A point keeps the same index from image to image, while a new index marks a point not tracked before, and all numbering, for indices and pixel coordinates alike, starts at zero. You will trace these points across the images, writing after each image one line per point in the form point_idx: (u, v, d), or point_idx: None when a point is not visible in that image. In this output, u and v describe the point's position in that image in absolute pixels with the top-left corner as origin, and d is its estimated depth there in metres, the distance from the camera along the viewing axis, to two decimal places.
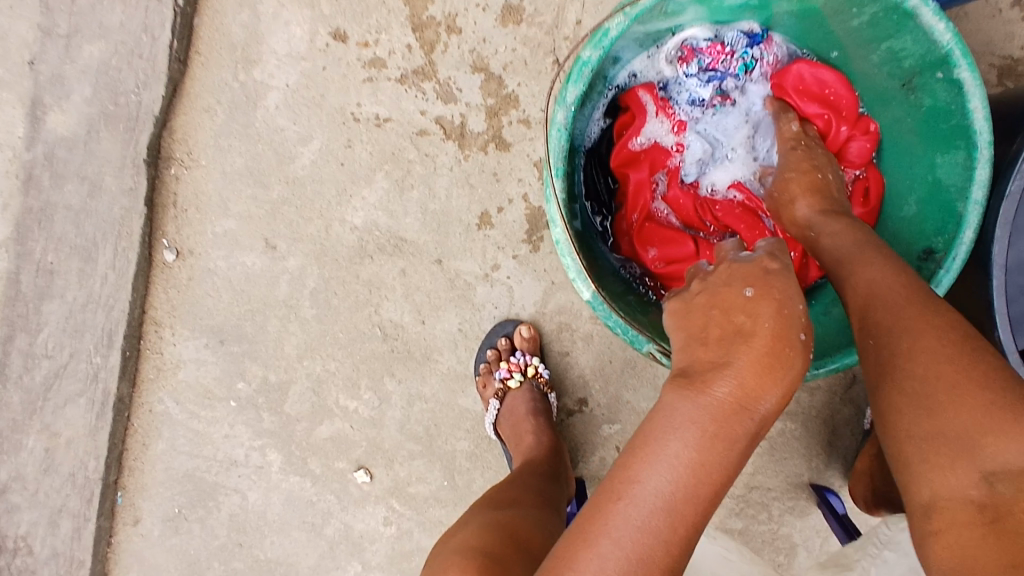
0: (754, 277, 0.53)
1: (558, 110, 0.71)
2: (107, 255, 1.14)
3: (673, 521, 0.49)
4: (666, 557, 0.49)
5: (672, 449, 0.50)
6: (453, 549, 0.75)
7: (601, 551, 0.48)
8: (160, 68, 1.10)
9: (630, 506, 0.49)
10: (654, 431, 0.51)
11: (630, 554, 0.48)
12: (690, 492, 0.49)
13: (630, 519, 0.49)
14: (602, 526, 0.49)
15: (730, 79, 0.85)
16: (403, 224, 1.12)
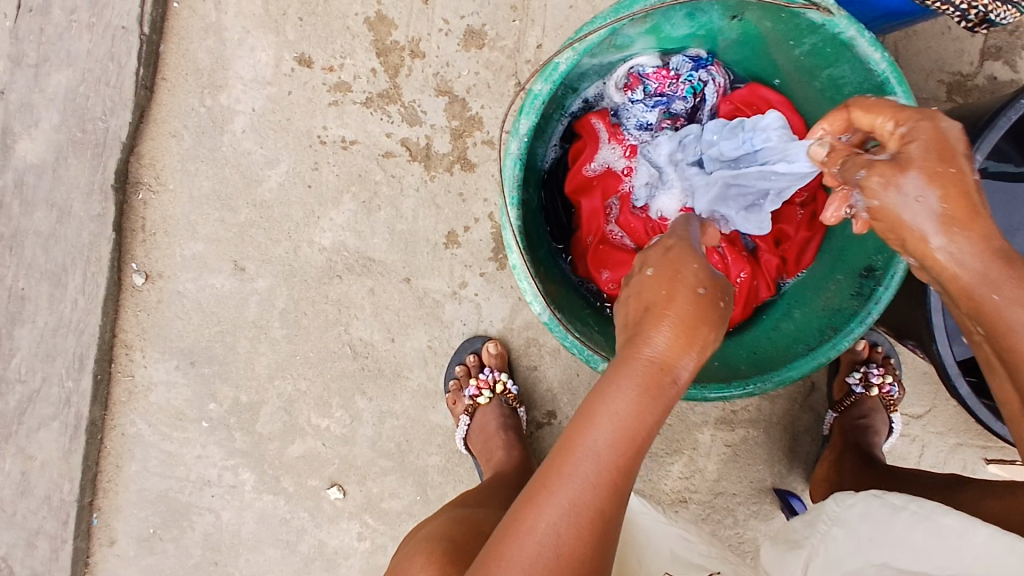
0: (668, 258, 0.58)
1: (512, 141, 0.73)
2: (76, 279, 1.14)
3: (605, 472, 0.51)
4: (601, 506, 0.51)
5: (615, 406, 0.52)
6: (424, 537, 0.79)
7: (541, 501, 0.52)
8: (126, 94, 1.11)
9: (574, 462, 0.52)
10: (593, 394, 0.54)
11: (564, 502, 0.51)
12: (627, 448, 0.52)
13: (567, 472, 0.52)
14: (551, 481, 0.52)
15: (678, 101, 0.87)
16: (371, 245, 1.13)
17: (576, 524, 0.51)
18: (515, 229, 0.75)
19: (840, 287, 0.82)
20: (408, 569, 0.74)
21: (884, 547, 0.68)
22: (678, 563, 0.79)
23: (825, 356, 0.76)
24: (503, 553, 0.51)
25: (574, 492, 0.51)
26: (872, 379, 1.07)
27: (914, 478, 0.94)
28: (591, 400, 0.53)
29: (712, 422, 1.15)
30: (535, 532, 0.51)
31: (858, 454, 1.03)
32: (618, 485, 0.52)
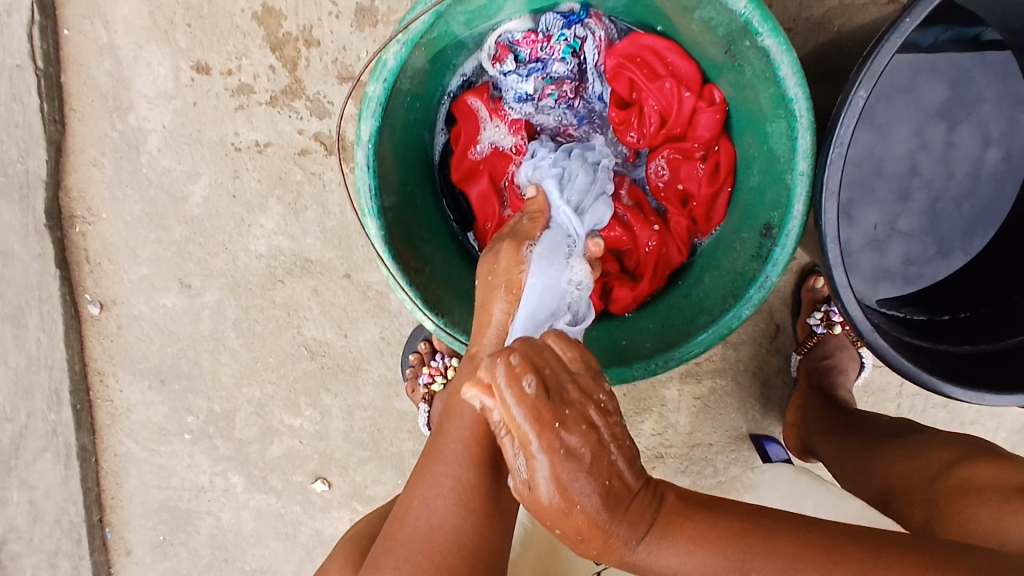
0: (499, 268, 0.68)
1: (357, 151, 0.68)
2: (34, 319, 1.17)
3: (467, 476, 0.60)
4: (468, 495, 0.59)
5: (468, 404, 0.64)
6: (354, 536, 0.84)
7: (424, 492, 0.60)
8: (38, 133, 1.10)
9: (441, 447, 0.62)
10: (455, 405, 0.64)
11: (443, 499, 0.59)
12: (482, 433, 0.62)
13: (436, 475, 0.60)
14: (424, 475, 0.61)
15: (557, 64, 0.80)
16: (306, 246, 1.11)
17: (447, 492, 0.59)
18: (379, 243, 0.70)
19: (744, 246, 0.75)
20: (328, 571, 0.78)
21: None
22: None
23: (724, 326, 0.72)
24: (394, 534, 0.59)
25: (443, 473, 0.60)
26: (834, 319, 1.02)
27: (869, 427, 0.89)
28: (452, 408, 0.65)
29: (678, 377, 1.12)
30: (418, 509, 0.59)
31: (822, 397, 0.99)
32: (481, 461, 0.60)
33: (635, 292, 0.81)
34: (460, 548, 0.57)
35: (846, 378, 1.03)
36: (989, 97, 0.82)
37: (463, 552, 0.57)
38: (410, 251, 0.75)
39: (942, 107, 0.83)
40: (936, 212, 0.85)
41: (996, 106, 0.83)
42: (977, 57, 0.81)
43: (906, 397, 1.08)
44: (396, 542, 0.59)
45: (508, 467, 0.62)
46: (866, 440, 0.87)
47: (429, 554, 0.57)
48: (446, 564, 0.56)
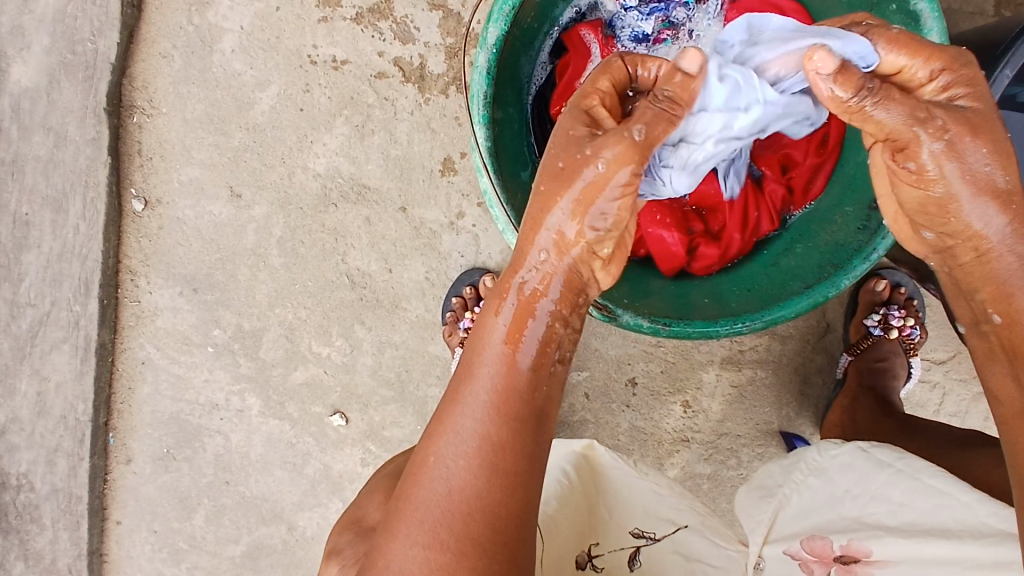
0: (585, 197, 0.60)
1: (480, 52, 0.69)
2: (77, 205, 1.15)
3: (485, 451, 0.57)
4: (489, 456, 0.57)
5: (492, 344, 0.62)
6: (389, 471, 0.77)
7: (440, 456, 0.58)
8: (113, 14, 1.09)
9: (466, 393, 0.60)
10: (475, 355, 0.62)
11: (461, 464, 0.57)
12: (507, 381, 0.60)
13: (453, 437, 0.58)
14: (439, 431, 0.59)
15: (679, 9, 0.80)
16: (366, 171, 1.10)
17: (471, 450, 0.57)
18: (484, 152, 0.70)
19: (847, 219, 0.76)
20: (364, 508, 0.72)
21: (859, 501, 0.78)
22: (651, 518, 0.82)
23: (822, 295, 0.71)
24: (410, 490, 0.59)
25: (463, 424, 0.59)
26: (892, 321, 1.04)
27: (939, 434, 0.87)
28: (477, 346, 0.62)
29: (718, 362, 1.10)
30: (433, 470, 0.58)
31: (875, 399, 0.99)
32: (507, 417, 0.59)
33: (721, 253, 0.81)
34: (485, 515, 0.56)
35: (897, 383, 1.03)
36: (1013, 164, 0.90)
37: (494, 521, 0.56)
38: (505, 169, 0.75)
39: None
40: None
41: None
42: None
43: (943, 414, 1.08)
44: (409, 502, 0.58)
45: (535, 404, 0.61)
46: (929, 450, 0.84)
47: (448, 525, 0.56)
48: (464, 532, 0.55)
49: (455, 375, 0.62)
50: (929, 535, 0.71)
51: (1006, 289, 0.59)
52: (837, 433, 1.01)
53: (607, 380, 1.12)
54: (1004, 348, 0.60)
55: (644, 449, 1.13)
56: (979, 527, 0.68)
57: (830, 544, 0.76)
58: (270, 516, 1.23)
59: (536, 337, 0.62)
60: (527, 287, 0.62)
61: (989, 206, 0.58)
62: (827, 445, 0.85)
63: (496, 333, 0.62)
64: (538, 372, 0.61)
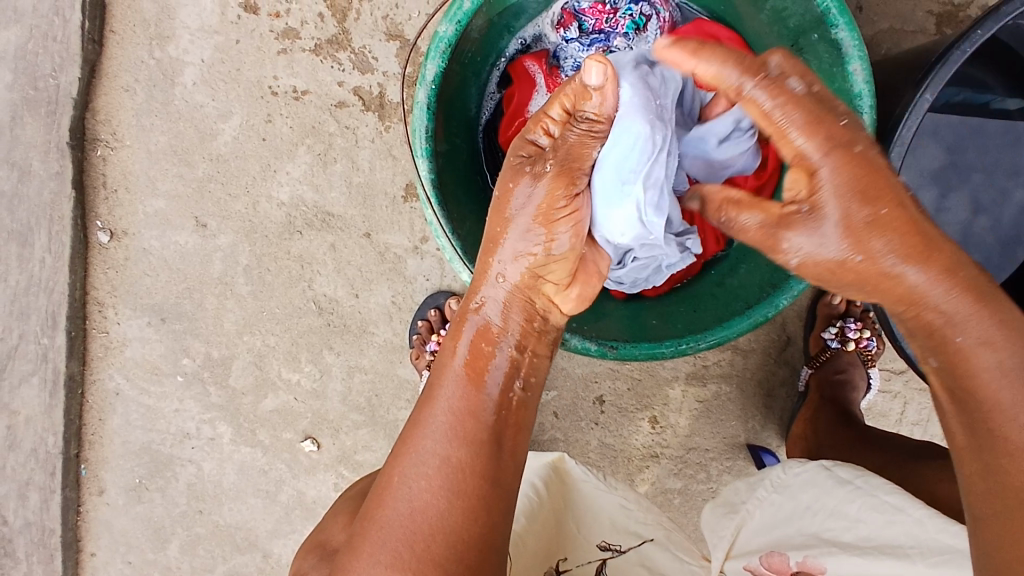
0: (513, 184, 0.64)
1: (420, 89, 0.70)
2: (43, 239, 1.15)
3: (449, 471, 0.59)
4: (452, 473, 0.59)
5: (453, 368, 0.64)
6: (355, 495, 0.77)
7: (402, 480, 0.59)
8: (73, 49, 1.10)
9: (429, 415, 0.62)
10: (439, 376, 0.65)
11: (421, 487, 0.58)
12: (469, 404, 0.62)
13: (414, 460, 0.60)
14: (401, 458, 0.61)
15: (619, 38, 0.81)
16: (329, 199, 1.11)
17: (431, 472, 0.59)
18: (428, 185, 0.72)
19: None
20: (325, 533, 0.71)
21: (818, 517, 0.76)
22: (618, 532, 0.82)
23: (761, 315, 0.74)
24: (373, 514, 0.59)
25: (422, 454, 0.60)
26: (848, 334, 1.05)
27: (896, 446, 0.88)
28: (441, 373, 0.65)
29: (683, 378, 1.12)
30: (398, 490, 0.59)
31: (835, 411, 1.01)
32: (467, 438, 0.61)
33: (668, 275, 0.84)
34: (449, 530, 0.57)
35: (857, 395, 1.05)
36: (983, 166, 0.92)
37: (457, 535, 0.57)
38: (453, 197, 0.77)
39: (933, 171, 0.92)
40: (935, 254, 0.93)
41: (992, 175, 0.92)
42: (974, 122, 0.92)
43: (905, 423, 1.09)
44: (367, 534, 0.59)
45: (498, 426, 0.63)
46: (886, 461, 0.86)
47: (410, 543, 0.56)
48: (427, 551, 0.56)
49: (421, 401, 0.65)
50: (881, 552, 0.69)
51: (941, 336, 0.55)
52: (802, 446, 1.03)
53: (575, 399, 1.13)
54: (949, 393, 0.56)
55: (615, 466, 1.14)
56: (928, 543, 0.67)
57: (786, 560, 0.74)
58: (245, 544, 1.23)
59: (501, 360, 0.65)
60: (481, 322, 0.66)
61: (913, 271, 0.54)
62: (793, 464, 0.85)
63: (460, 357, 0.65)
64: (497, 394, 0.64)
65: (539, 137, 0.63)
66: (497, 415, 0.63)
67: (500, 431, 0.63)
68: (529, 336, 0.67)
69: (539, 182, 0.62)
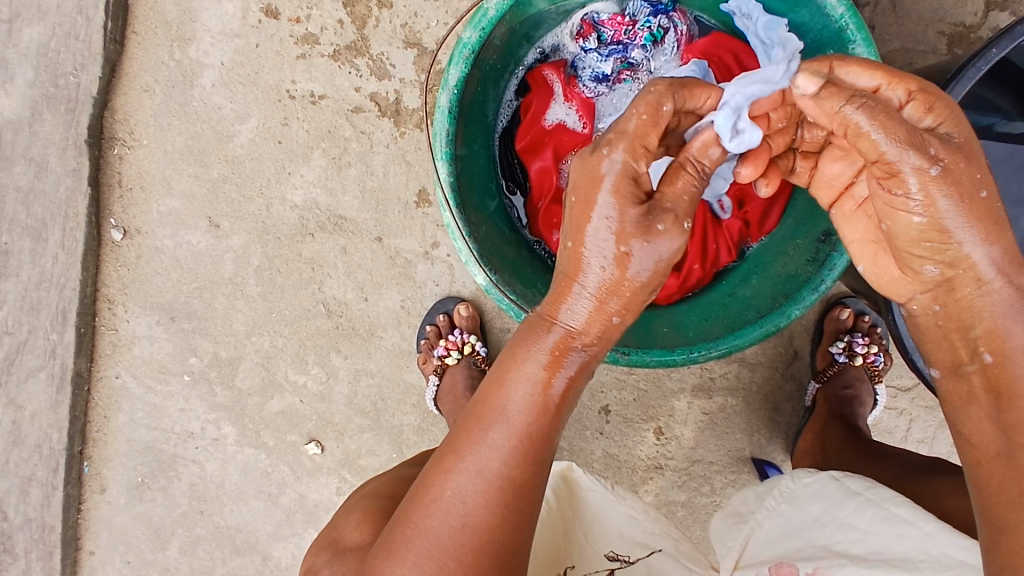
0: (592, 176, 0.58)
1: (442, 93, 0.72)
2: (56, 235, 1.16)
3: (505, 487, 0.55)
4: (509, 485, 0.55)
5: (524, 377, 0.58)
6: (368, 494, 0.77)
7: (456, 484, 0.55)
8: (95, 48, 1.12)
9: (492, 416, 0.57)
10: (509, 369, 0.59)
11: (478, 496, 0.54)
12: (538, 419, 0.57)
13: (473, 466, 0.55)
14: (457, 457, 0.56)
15: (636, 50, 0.83)
16: (342, 203, 1.12)
17: (489, 490, 0.54)
18: (446, 188, 0.73)
19: (799, 251, 0.80)
20: (339, 530, 0.71)
21: (828, 528, 0.76)
22: (626, 542, 0.81)
23: (772, 325, 0.75)
24: (412, 520, 0.55)
25: (481, 460, 0.55)
26: (856, 349, 1.07)
27: (904, 462, 0.88)
28: (509, 368, 0.59)
29: (689, 390, 1.12)
30: (448, 501, 0.54)
31: (842, 425, 1.02)
32: (532, 456, 0.56)
33: (680, 283, 0.86)
34: (498, 550, 0.54)
35: (864, 410, 1.06)
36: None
37: (507, 560, 0.54)
38: (471, 200, 0.79)
39: None
40: None
41: None
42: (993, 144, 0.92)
43: (911, 441, 1.10)
44: (408, 535, 0.54)
45: (557, 440, 0.59)
46: (891, 475, 0.87)
47: (458, 555, 0.53)
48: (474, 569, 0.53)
49: (483, 394, 0.59)
50: (892, 564, 0.68)
51: (1002, 323, 0.56)
52: (808, 461, 1.03)
53: (581, 408, 1.14)
54: (988, 390, 0.56)
55: (619, 476, 1.14)
56: (938, 557, 0.66)
57: (796, 570, 0.73)
58: (244, 546, 1.23)
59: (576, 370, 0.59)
60: (560, 332, 0.59)
61: (977, 238, 0.55)
62: (801, 475, 0.85)
63: (533, 362, 0.58)
64: (563, 411, 0.59)
65: (647, 171, 0.58)
66: (560, 431, 0.59)
67: (556, 448, 0.58)
68: (601, 354, 0.61)
69: (674, 239, 0.57)
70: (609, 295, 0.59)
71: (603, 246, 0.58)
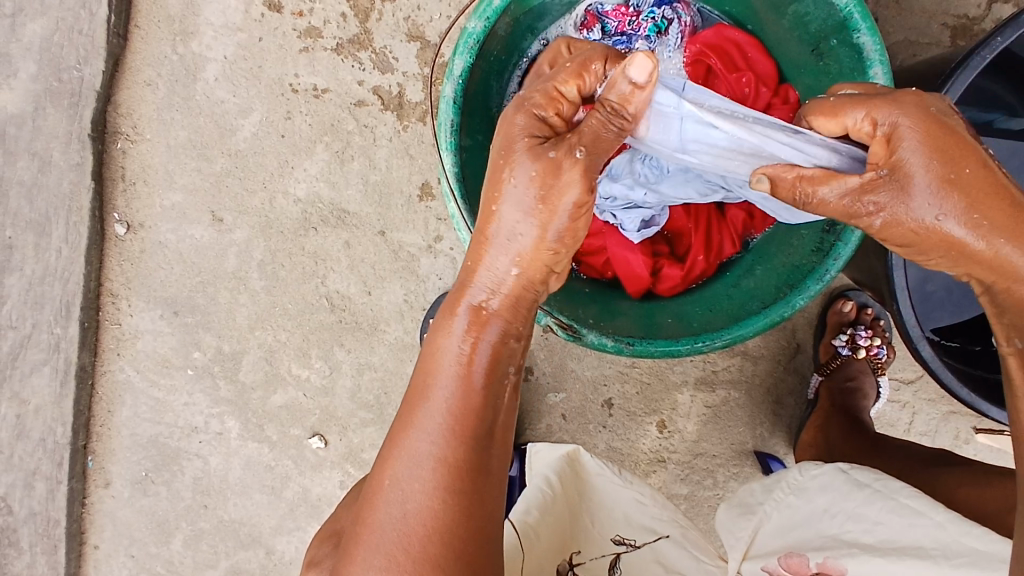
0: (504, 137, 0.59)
1: (447, 83, 0.72)
2: (60, 229, 1.16)
3: (443, 469, 0.55)
4: (446, 466, 0.55)
5: (448, 356, 0.58)
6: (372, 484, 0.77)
7: (396, 475, 0.56)
8: (98, 42, 1.12)
9: (421, 407, 0.57)
10: (433, 351, 0.59)
11: (420, 482, 0.55)
12: (464, 395, 0.57)
13: (408, 454, 0.56)
14: (395, 448, 0.57)
15: (641, 40, 0.85)
16: (345, 197, 1.12)
17: (426, 473, 0.55)
18: (451, 179, 0.73)
19: (802, 243, 0.80)
20: (344, 520, 0.72)
21: (838, 519, 0.76)
22: (632, 527, 0.81)
23: (776, 315, 0.75)
24: (365, 518, 0.57)
25: (417, 447, 0.56)
26: (859, 341, 1.07)
27: (907, 455, 0.88)
28: (432, 355, 0.59)
29: (692, 383, 1.12)
30: (391, 493, 0.56)
31: (847, 419, 1.01)
32: (465, 434, 0.56)
33: (684, 274, 0.86)
34: (446, 535, 0.54)
35: (867, 403, 1.06)
36: None
37: (450, 543, 0.54)
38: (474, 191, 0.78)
39: None
40: (932, 306, 0.96)
41: None
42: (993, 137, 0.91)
43: (914, 434, 1.10)
44: (361, 533, 0.57)
45: (497, 415, 0.59)
46: (898, 468, 0.86)
47: (405, 545, 0.54)
48: (421, 558, 0.54)
49: (413, 384, 0.60)
50: (903, 554, 0.68)
51: None
52: (810, 454, 1.03)
53: (584, 402, 1.14)
54: None
55: (621, 470, 1.14)
56: (950, 546, 0.66)
57: (806, 562, 0.74)
58: (248, 540, 1.23)
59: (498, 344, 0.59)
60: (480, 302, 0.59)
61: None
62: (809, 467, 0.84)
63: (454, 340, 0.59)
64: (494, 379, 0.58)
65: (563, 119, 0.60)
66: (497, 403, 0.59)
67: (497, 422, 0.58)
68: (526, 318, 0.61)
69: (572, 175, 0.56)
70: (533, 259, 0.58)
71: (520, 219, 0.57)
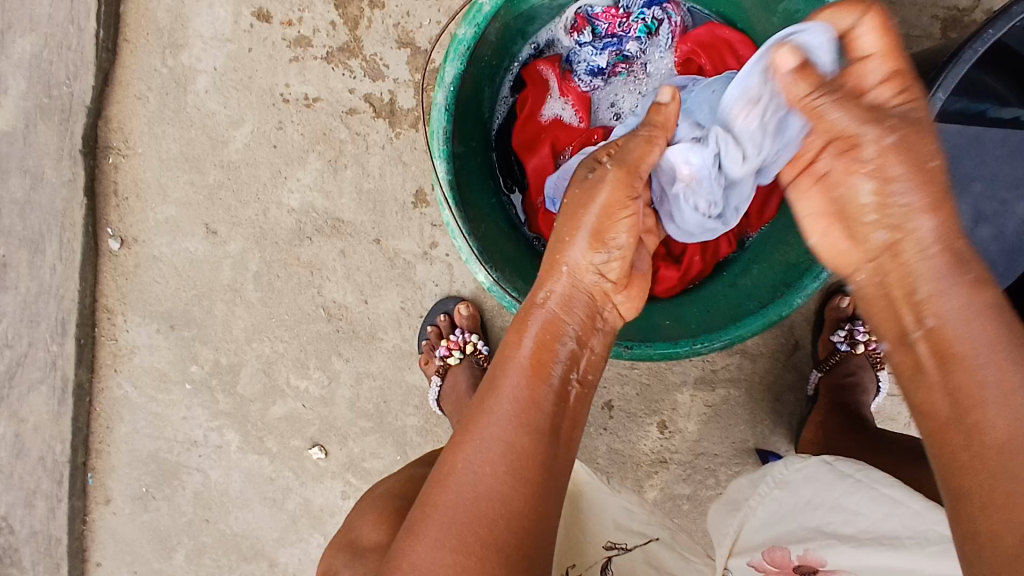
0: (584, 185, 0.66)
1: (438, 91, 0.72)
2: (54, 246, 1.16)
3: (513, 453, 0.59)
4: (516, 451, 0.59)
5: (518, 359, 0.64)
6: (377, 495, 0.77)
7: (467, 458, 0.59)
8: (88, 58, 1.11)
9: (492, 403, 0.62)
10: (504, 359, 0.65)
11: (492, 464, 0.58)
12: (535, 392, 0.62)
13: (480, 440, 0.60)
14: (465, 437, 0.61)
15: (632, 42, 0.85)
16: (339, 205, 1.12)
17: (496, 456, 0.58)
18: (445, 186, 0.73)
19: (798, 240, 0.80)
20: (357, 528, 0.72)
21: (819, 511, 0.74)
22: (622, 531, 0.79)
23: (774, 314, 0.75)
24: (430, 500, 0.58)
25: (488, 434, 0.60)
26: (857, 337, 1.06)
27: (907, 450, 0.87)
28: (503, 364, 0.65)
29: (692, 383, 1.12)
30: (460, 474, 0.58)
31: (846, 417, 1.00)
32: (532, 426, 0.60)
33: (680, 275, 0.86)
34: (510, 517, 0.56)
35: (866, 399, 1.05)
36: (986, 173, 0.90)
37: (515, 523, 0.56)
38: (468, 197, 0.78)
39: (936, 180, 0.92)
40: None
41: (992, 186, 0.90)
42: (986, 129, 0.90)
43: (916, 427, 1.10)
44: (428, 512, 0.58)
45: (561, 420, 0.63)
46: (898, 463, 0.86)
47: (472, 523, 0.56)
48: (492, 539, 0.55)
49: (482, 388, 0.64)
50: (879, 545, 0.67)
51: None
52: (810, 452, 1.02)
53: None
54: None
55: (623, 472, 1.14)
56: (926, 535, 0.65)
57: (788, 554, 0.72)
58: (250, 553, 1.22)
59: (563, 355, 0.65)
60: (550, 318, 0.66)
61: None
62: (793, 459, 0.83)
63: (525, 347, 0.65)
64: (559, 386, 0.64)
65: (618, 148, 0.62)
66: (560, 408, 0.63)
67: (561, 427, 0.63)
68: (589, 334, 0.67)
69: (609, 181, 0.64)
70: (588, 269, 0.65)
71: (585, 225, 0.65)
